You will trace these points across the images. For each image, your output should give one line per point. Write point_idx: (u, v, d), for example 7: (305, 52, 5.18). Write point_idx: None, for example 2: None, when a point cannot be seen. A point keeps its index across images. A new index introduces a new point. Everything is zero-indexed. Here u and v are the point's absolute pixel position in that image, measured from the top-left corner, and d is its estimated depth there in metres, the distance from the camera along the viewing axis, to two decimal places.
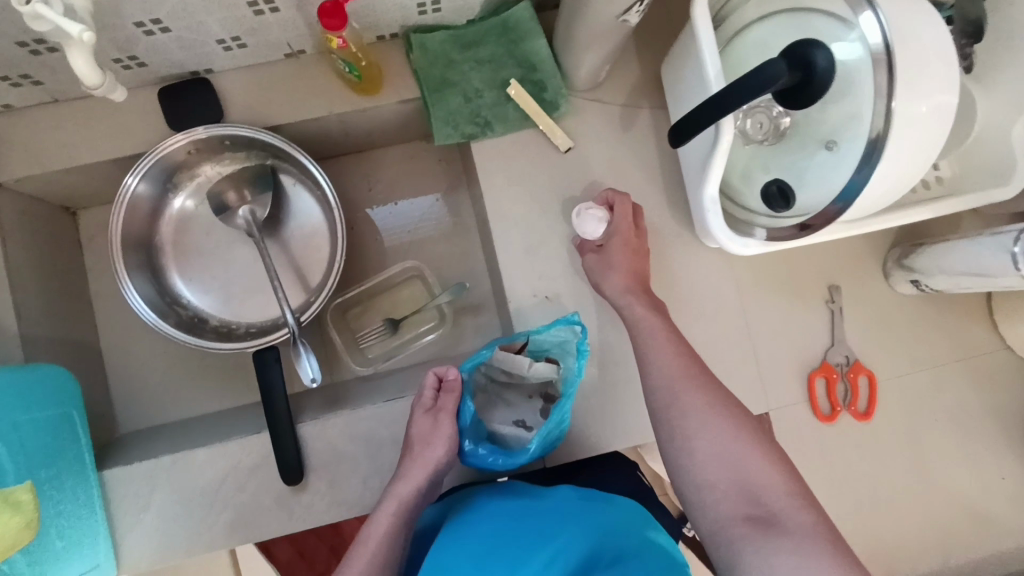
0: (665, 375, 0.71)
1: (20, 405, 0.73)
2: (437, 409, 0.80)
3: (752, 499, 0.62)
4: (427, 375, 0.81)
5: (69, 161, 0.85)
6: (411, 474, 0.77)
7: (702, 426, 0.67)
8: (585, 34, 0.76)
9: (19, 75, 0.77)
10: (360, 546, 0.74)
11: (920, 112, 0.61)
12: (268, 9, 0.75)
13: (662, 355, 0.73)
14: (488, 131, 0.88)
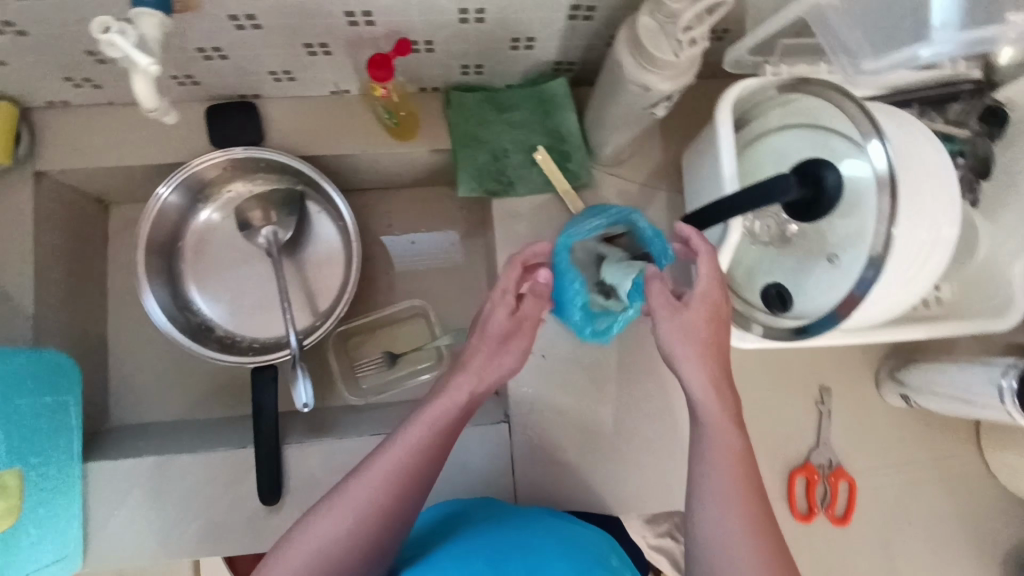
0: (711, 435, 0.63)
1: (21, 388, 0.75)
2: (520, 312, 0.73)
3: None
4: (515, 267, 0.73)
5: (112, 162, 0.90)
6: (478, 368, 0.70)
7: (714, 459, 0.62)
8: (614, 116, 0.80)
9: (82, 78, 0.83)
10: (406, 431, 0.64)
11: (919, 240, 0.64)
12: (323, 51, 0.80)
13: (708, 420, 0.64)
14: (510, 189, 0.93)
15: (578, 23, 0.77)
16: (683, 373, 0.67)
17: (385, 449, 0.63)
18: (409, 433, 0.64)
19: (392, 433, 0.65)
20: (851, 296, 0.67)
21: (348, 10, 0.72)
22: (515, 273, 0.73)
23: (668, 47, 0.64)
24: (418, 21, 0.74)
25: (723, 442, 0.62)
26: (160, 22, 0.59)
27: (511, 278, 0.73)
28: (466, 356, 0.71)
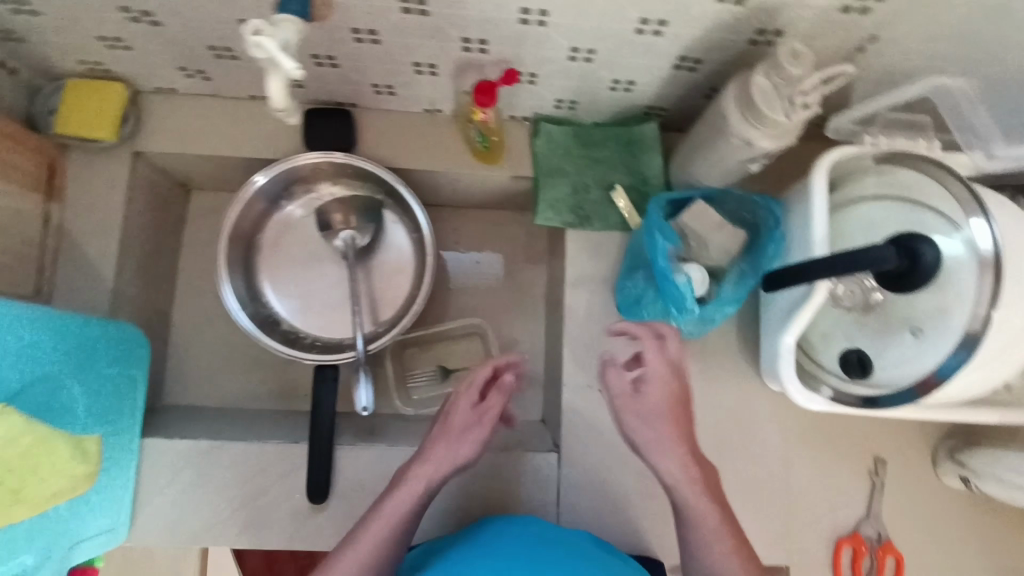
0: (694, 520, 0.72)
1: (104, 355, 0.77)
2: (480, 407, 0.82)
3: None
4: (485, 367, 0.84)
5: (209, 151, 0.93)
6: (440, 458, 0.76)
7: (701, 538, 0.71)
8: (704, 166, 0.82)
9: (196, 69, 0.87)
10: (377, 518, 0.71)
11: (1012, 325, 0.65)
12: (429, 71, 0.83)
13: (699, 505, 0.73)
14: (586, 224, 0.94)
15: (681, 73, 0.79)
16: (656, 461, 0.75)
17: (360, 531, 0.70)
18: (379, 521, 0.71)
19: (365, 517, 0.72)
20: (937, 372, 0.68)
21: (465, 39, 0.74)
22: (484, 370, 0.84)
23: (779, 108, 0.65)
24: (529, 55, 0.77)
25: (708, 522, 0.72)
26: (297, 27, 0.60)
27: (476, 378, 0.83)
28: (425, 452, 0.77)
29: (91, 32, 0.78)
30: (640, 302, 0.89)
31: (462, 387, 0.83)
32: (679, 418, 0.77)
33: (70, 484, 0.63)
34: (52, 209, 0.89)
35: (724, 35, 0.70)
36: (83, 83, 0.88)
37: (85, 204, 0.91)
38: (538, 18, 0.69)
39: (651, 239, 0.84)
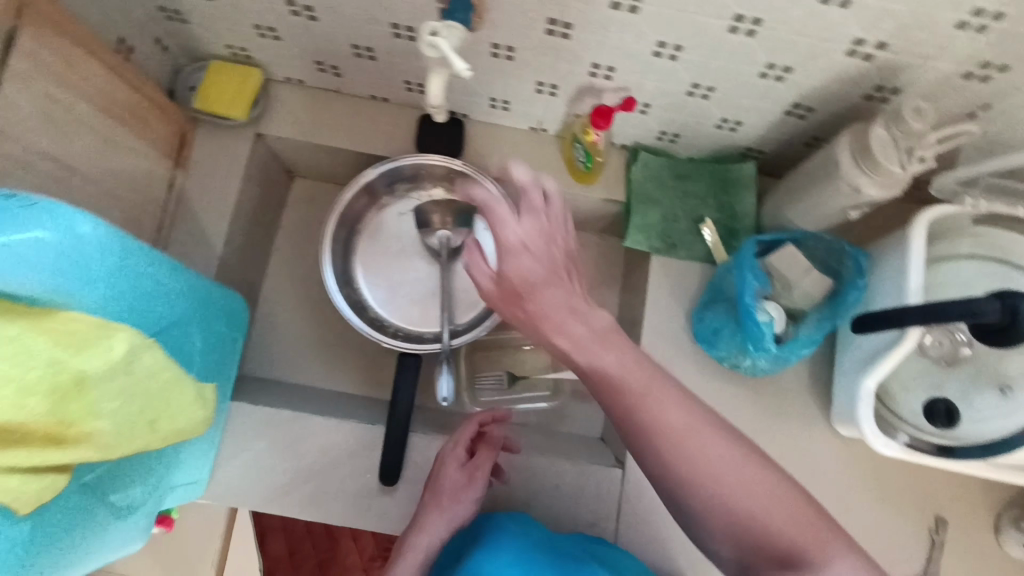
0: (694, 447, 0.54)
1: (217, 311, 0.78)
2: (470, 464, 0.86)
3: (766, 545, 0.53)
4: (471, 424, 0.87)
5: (326, 141, 0.99)
6: (441, 516, 0.81)
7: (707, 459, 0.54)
8: (802, 208, 0.86)
9: (330, 66, 0.92)
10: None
11: None
12: (549, 92, 0.88)
13: (693, 427, 0.54)
14: (672, 251, 0.98)
15: (790, 120, 0.84)
16: (599, 380, 0.56)
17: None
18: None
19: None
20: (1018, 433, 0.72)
21: (594, 65, 0.80)
22: (470, 427, 0.87)
23: (896, 160, 0.69)
24: (649, 86, 0.82)
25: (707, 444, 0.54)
26: (458, 32, 0.66)
27: (463, 435, 0.86)
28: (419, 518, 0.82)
29: (248, 22, 0.84)
30: (716, 335, 0.91)
31: (449, 448, 0.86)
32: (545, 297, 0.56)
33: (183, 428, 0.61)
34: (177, 176, 0.94)
35: (842, 87, 0.75)
36: (224, 65, 0.95)
37: (206, 176, 0.96)
38: (671, 52, 0.74)
39: (741, 275, 0.86)
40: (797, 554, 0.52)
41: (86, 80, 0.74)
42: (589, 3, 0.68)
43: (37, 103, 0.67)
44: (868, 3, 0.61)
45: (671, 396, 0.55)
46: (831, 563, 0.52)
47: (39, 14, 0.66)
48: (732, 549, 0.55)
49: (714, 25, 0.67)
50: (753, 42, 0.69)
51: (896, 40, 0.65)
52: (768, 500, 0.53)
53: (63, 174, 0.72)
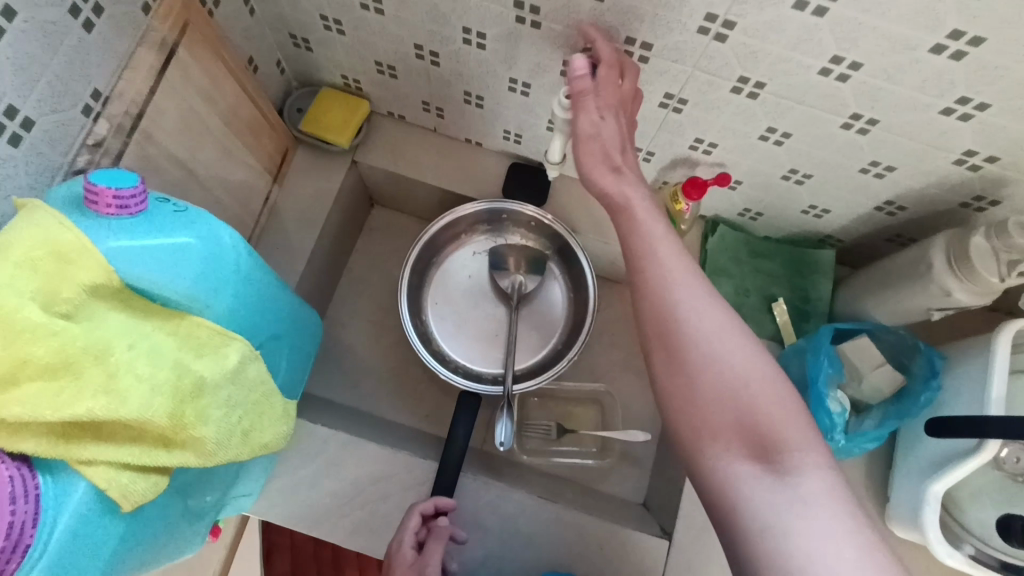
0: (684, 313, 0.55)
1: (304, 331, 0.79)
2: (421, 562, 0.79)
3: (753, 422, 0.51)
4: (413, 516, 0.80)
5: (416, 176, 1.02)
6: None
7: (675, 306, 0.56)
8: (882, 303, 0.86)
9: (435, 107, 0.96)
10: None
11: None
12: (644, 158, 0.91)
13: (660, 275, 0.57)
14: (741, 326, 0.98)
15: (879, 215, 0.86)
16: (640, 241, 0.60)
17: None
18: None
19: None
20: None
21: (697, 140, 0.83)
22: (412, 521, 0.80)
23: (994, 271, 0.71)
24: (746, 165, 0.85)
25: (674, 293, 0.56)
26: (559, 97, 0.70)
27: (406, 531, 0.80)
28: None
29: (370, 58, 0.89)
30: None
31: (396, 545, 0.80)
32: (612, 155, 0.63)
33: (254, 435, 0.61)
34: (272, 191, 0.97)
35: (942, 192, 0.77)
36: (334, 94, 0.99)
37: (298, 194, 0.99)
38: (777, 138, 0.77)
39: (816, 359, 0.86)
40: (777, 440, 0.50)
41: (221, 94, 0.78)
42: (710, 84, 0.71)
43: (179, 111, 0.71)
44: (988, 119, 0.63)
45: (706, 290, 0.57)
46: (793, 451, 0.50)
47: (198, 31, 0.71)
48: (717, 429, 0.52)
49: (828, 119, 0.70)
50: (862, 140, 0.72)
51: (1007, 157, 0.67)
52: (748, 384, 0.52)
53: (186, 179, 0.76)
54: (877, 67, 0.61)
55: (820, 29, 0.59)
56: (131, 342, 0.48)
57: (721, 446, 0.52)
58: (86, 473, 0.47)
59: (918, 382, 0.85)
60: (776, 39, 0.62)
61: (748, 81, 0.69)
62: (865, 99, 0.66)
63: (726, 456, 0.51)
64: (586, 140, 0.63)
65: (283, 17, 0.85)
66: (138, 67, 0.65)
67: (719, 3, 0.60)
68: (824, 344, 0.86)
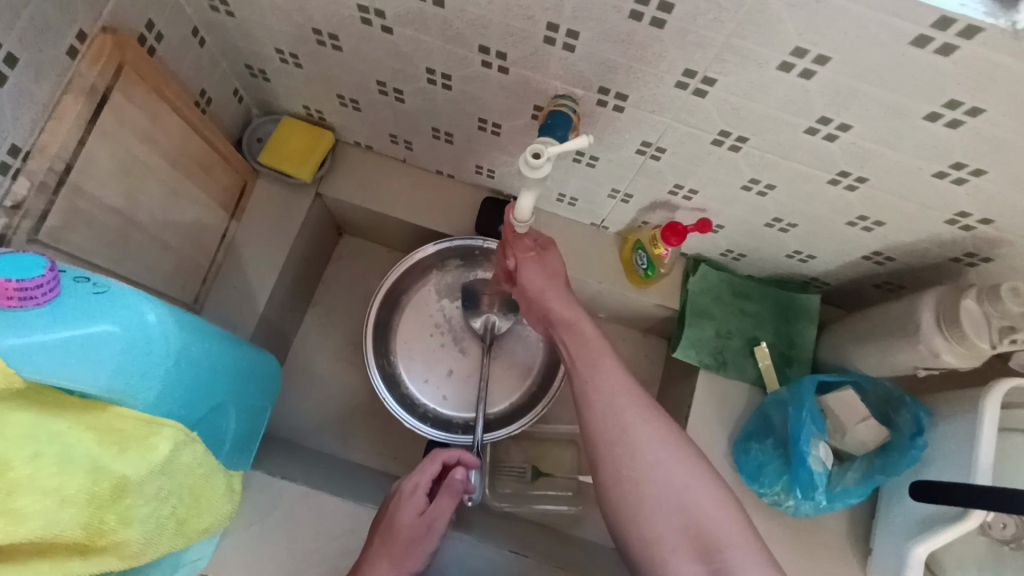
0: (626, 422, 0.69)
1: (255, 391, 0.73)
2: (429, 513, 0.78)
3: (699, 533, 0.64)
4: (434, 463, 0.81)
5: (383, 210, 0.96)
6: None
7: (616, 411, 0.70)
8: (868, 354, 0.82)
9: (402, 140, 0.90)
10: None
11: None
12: (622, 198, 0.86)
13: (607, 380, 0.72)
14: (722, 370, 0.94)
15: (867, 264, 0.82)
16: (585, 367, 0.73)
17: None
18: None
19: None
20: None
21: (676, 186, 0.78)
22: (434, 466, 0.81)
23: (986, 337, 0.67)
24: (728, 211, 0.80)
25: (619, 399, 0.71)
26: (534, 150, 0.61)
27: (426, 474, 0.80)
28: (369, 558, 0.75)
29: (332, 91, 0.83)
30: (760, 471, 0.86)
31: (410, 488, 0.79)
32: (552, 300, 0.77)
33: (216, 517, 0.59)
34: (230, 227, 0.91)
35: (932, 247, 0.73)
36: (296, 123, 0.93)
37: (259, 228, 0.93)
38: (760, 189, 0.73)
39: (798, 415, 0.83)
40: (722, 550, 0.63)
41: (166, 135, 0.73)
42: (689, 135, 0.67)
43: (115, 157, 0.66)
44: (984, 186, 0.59)
45: (646, 416, 0.70)
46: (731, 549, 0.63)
47: (135, 71, 0.65)
48: (669, 538, 0.65)
49: (814, 174, 0.66)
50: (850, 196, 0.68)
51: (1002, 220, 0.63)
52: (683, 484, 0.66)
53: (126, 229, 0.70)
54: (867, 130, 0.57)
55: (807, 91, 0.54)
56: (36, 449, 0.43)
57: (671, 551, 0.65)
58: None
59: (902, 437, 0.82)
60: (760, 98, 0.57)
61: (729, 134, 0.64)
62: (854, 159, 0.61)
63: (675, 560, 0.65)
64: (531, 294, 0.78)
65: (236, 48, 0.79)
66: (64, 116, 0.59)
67: (698, 60, 0.55)
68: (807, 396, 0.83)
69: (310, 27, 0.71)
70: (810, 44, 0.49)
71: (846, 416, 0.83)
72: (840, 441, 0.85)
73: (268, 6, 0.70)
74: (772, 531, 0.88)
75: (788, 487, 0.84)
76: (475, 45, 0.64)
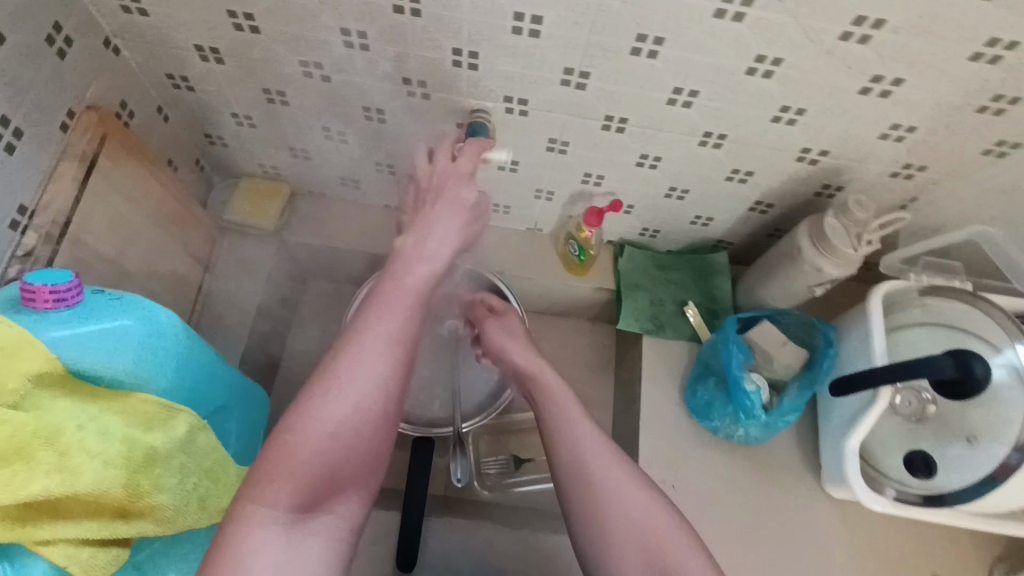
0: (590, 457, 0.73)
1: (252, 411, 0.81)
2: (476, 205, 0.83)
3: (661, 565, 0.66)
4: (470, 151, 0.81)
5: (342, 245, 1.08)
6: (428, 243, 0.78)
7: (580, 450, 0.73)
8: (773, 288, 0.97)
9: (351, 180, 1.03)
10: (390, 296, 0.71)
11: None
12: (546, 197, 1.01)
13: (573, 414, 0.77)
14: (662, 332, 1.06)
15: (754, 215, 0.98)
16: (555, 419, 0.77)
17: (365, 323, 0.68)
18: (396, 295, 0.71)
19: (382, 290, 0.72)
20: (983, 488, 0.78)
21: (586, 175, 0.94)
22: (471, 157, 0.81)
23: (849, 243, 0.82)
24: (633, 190, 0.96)
25: (583, 434, 0.75)
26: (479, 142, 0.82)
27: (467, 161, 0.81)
28: (435, 200, 0.80)
29: (283, 145, 0.97)
30: (709, 407, 0.98)
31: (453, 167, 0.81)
32: (512, 352, 0.87)
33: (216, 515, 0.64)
34: (206, 279, 1.01)
35: (796, 187, 0.89)
36: (254, 182, 1.05)
37: (231, 278, 1.03)
38: (652, 163, 0.89)
39: (726, 348, 0.95)
40: None
41: (144, 194, 0.84)
42: (583, 125, 0.83)
43: (105, 214, 0.76)
44: (808, 122, 0.76)
45: (609, 451, 0.73)
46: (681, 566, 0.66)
47: (115, 140, 0.77)
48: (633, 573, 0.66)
49: (687, 140, 0.82)
50: (719, 153, 0.84)
51: (835, 150, 0.80)
52: (642, 513, 0.69)
53: (118, 278, 0.80)
54: (711, 92, 0.73)
55: (657, 68, 0.71)
56: (80, 424, 0.51)
57: None
58: (43, 553, 0.49)
59: (820, 352, 0.95)
60: (627, 80, 0.74)
61: (614, 118, 0.80)
62: (710, 119, 0.78)
63: None
64: (497, 350, 0.89)
65: (197, 120, 0.92)
66: (62, 179, 0.70)
67: (572, 58, 0.72)
68: (731, 330, 0.96)
69: (261, 89, 0.85)
70: (647, 30, 0.66)
71: (771, 345, 0.96)
72: (771, 371, 0.98)
73: (223, 77, 0.84)
74: (730, 463, 1.00)
75: (736, 416, 0.95)
76: (399, 78, 0.79)
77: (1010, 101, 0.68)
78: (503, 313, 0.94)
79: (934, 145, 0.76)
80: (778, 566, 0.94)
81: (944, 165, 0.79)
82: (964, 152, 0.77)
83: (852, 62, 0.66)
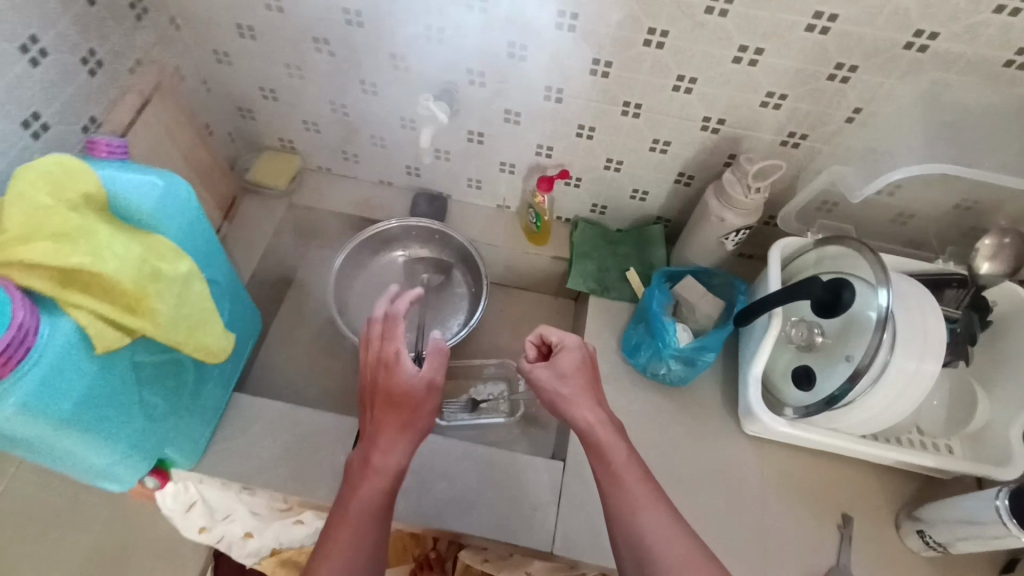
0: (656, 539, 0.73)
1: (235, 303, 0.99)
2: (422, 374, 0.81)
3: None
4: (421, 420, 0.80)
5: (339, 208, 1.29)
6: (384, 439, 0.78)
7: (646, 534, 0.74)
8: (696, 248, 1.13)
9: (350, 152, 1.26)
10: (355, 500, 0.76)
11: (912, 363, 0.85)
12: (508, 170, 1.21)
13: (632, 489, 0.77)
14: (605, 293, 1.22)
15: (681, 187, 1.15)
16: (620, 511, 0.76)
17: (326, 552, 0.73)
18: (363, 501, 0.76)
19: (341, 503, 0.77)
20: (847, 388, 0.88)
21: (539, 146, 1.14)
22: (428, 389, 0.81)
23: (740, 190, 0.99)
24: (578, 162, 1.15)
25: (645, 510, 0.75)
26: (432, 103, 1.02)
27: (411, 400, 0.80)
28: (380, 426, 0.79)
29: (298, 118, 1.20)
30: (637, 346, 1.12)
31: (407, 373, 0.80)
32: (575, 411, 0.83)
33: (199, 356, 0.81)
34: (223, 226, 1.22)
35: (708, 157, 1.07)
36: (273, 153, 1.29)
37: (246, 228, 1.24)
38: (588, 133, 1.08)
39: (650, 293, 1.11)
40: None
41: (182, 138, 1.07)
42: (529, 96, 1.04)
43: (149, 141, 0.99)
44: (702, 90, 0.95)
45: (671, 523, 0.75)
46: None
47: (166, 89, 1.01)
48: None
49: (612, 109, 1.03)
50: (639, 123, 1.04)
51: (729, 118, 0.99)
52: None
53: None
54: (621, 62, 0.94)
55: (576, 41, 0.93)
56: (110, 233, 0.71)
57: None
58: (70, 312, 0.68)
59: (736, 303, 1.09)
60: (555, 53, 0.95)
61: (551, 88, 1.01)
62: (626, 89, 0.98)
63: None
64: (563, 409, 0.84)
65: (231, 93, 1.17)
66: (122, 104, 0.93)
67: (513, 33, 0.94)
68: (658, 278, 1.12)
69: (282, 64, 1.09)
70: (563, 7, 0.88)
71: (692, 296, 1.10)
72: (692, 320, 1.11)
73: (254, 54, 1.08)
74: (657, 404, 1.11)
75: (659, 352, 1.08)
76: (385, 52, 1.03)
77: (850, 68, 0.87)
78: (565, 353, 0.86)
79: (806, 112, 0.95)
80: (695, 492, 1.03)
81: (819, 131, 0.97)
82: (831, 118, 0.95)
83: (719, 33, 0.86)
